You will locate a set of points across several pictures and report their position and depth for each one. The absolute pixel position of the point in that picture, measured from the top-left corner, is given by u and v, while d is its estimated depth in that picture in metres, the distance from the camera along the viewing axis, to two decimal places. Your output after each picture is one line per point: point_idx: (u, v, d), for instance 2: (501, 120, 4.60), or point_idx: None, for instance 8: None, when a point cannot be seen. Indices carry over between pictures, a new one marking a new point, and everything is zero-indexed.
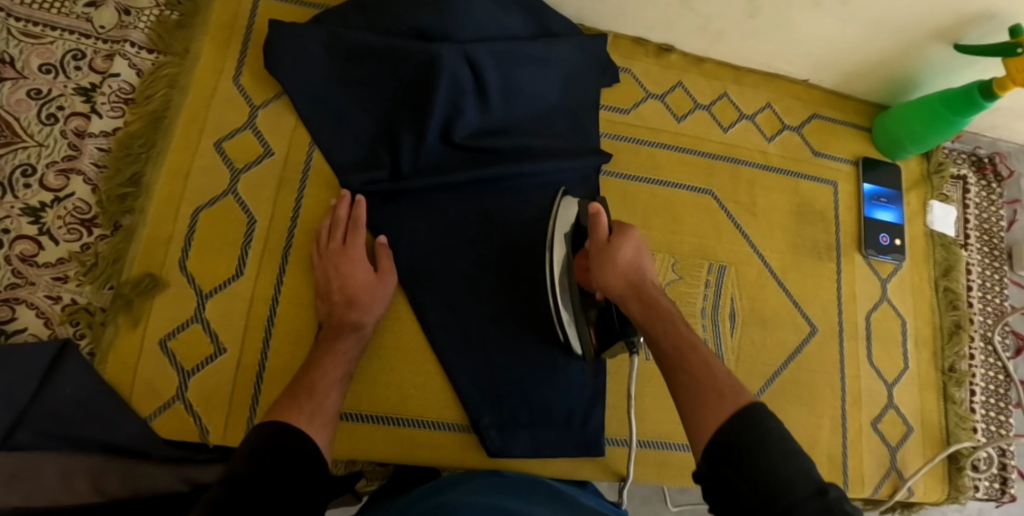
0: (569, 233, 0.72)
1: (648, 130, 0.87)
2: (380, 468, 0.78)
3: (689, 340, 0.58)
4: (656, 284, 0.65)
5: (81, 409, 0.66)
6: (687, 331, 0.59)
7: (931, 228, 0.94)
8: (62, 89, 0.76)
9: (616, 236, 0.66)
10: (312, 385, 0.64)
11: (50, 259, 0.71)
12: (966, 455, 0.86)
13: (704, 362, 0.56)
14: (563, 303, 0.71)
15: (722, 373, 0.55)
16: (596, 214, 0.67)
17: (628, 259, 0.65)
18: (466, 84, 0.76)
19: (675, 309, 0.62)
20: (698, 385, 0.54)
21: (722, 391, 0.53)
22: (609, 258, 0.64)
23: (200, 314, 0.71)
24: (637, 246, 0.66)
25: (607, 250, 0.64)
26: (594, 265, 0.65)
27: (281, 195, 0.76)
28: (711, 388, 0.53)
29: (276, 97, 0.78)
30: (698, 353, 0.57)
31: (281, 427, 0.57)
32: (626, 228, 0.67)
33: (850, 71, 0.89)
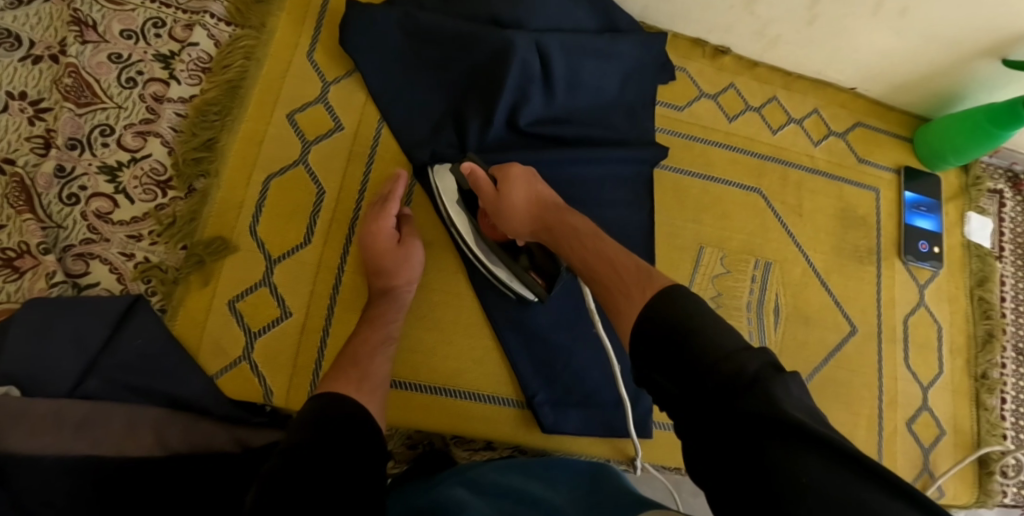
0: (464, 199, 0.75)
1: (703, 128, 0.90)
2: (409, 450, 0.78)
3: (596, 250, 0.62)
4: (560, 207, 0.68)
5: (152, 362, 0.67)
6: (591, 240, 0.63)
7: (968, 238, 0.97)
8: (141, 54, 0.78)
9: (501, 183, 0.69)
10: (356, 354, 0.65)
11: (125, 217, 0.73)
12: (996, 460, 0.88)
13: (611, 264, 0.60)
14: (494, 262, 0.74)
15: (630, 270, 0.58)
16: (474, 175, 0.70)
17: (521, 199, 0.68)
18: (534, 72, 0.79)
19: (580, 224, 0.65)
20: (612, 290, 0.58)
21: (635, 288, 0.56)
22: (503, 208, 0.68)
23: (268, 278, 0.73)
24: (524, 181, 0.69)
25: (499, 201, 0.68)
26: (499, 221, 0.70)
27: (349, 169, 0.78)
28: (624, 291, 0.56)
29: (348, 75, 0.81)
30: (605, 259, 0.61)
31: (330, 398, 0.59)
32: (507, 171, 0.69)
33: (898, 82, 0.92)
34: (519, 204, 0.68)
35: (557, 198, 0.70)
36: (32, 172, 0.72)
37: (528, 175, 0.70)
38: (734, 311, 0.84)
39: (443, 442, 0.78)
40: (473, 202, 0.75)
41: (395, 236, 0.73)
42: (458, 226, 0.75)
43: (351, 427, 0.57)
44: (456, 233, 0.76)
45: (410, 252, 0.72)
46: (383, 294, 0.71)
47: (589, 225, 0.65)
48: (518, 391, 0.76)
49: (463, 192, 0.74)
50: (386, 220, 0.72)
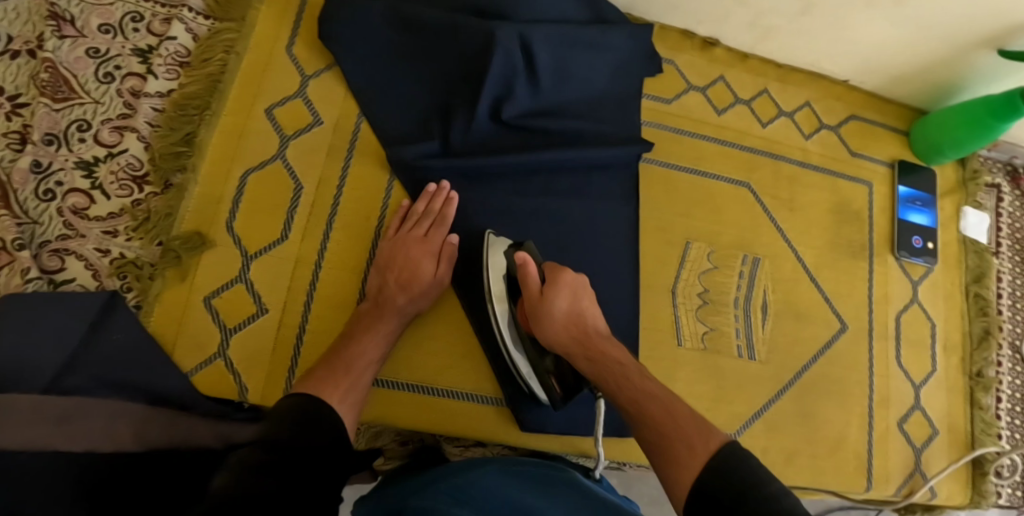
0: (511, 283, 0.73)
1: (693, 121, 0.87)
2: (400, 447, 0.77)
3: (641, 389, 0.62)
4: (602, 332, 0.68)
5: (126, 357, 0.67)
6: (638, 379, 0.63)
7: (964, 234, 0.94)
8: (119, 49, 0.78)
9: (548, 288, 0.68)
10: (350, 361, 0.67)
11: (101, 213, 0.73)
12: (990, 460, 0.86)
13: (666, 409, 0.60)
14: (519, 353, 0.72)
15: (685, 419, 0.58)
16: (523, 264, 0.69)
17: (564, 312, 0.67)
18: (518, 64, 0.77)
19: (625, 357, 0.65)
20: (665, 438, 0.57)
21: (695, 440, 0.56)
22: (547, 316, 0.67)
23: (244, 274, 0.72)
24: (571, 290, 0.68)
25: (541, 304, 0.67)
26: (535, 327, 0.68)
27: (329, 163, 0.77)
28: (680, 441, 0.56)
29: (328, 68, 0.79)
30: (655, 399, 0.61)
31: (308, 400, 0.61)
32: (558, 274, 0.69)
33: (894, 74, 0.89)
34: (559, 313, 0.67)
35: (598, 319, 0.69)
36: (7, 167, 0.71)
37: (579, 285, 0.70)
38: (721, 308, 0.82)
39: (433, 440, 0.78)
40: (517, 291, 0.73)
41: (432, 265, 0.73)
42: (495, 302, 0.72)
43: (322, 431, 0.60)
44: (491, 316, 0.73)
45: (437, 283, 0.73)
46: (384, 303, 0.70)
47: (631, 358, 0.65)
48: (498, 389, 0.74)
49: (509, 277, 0.72)
50: (426, 256, 0.72)
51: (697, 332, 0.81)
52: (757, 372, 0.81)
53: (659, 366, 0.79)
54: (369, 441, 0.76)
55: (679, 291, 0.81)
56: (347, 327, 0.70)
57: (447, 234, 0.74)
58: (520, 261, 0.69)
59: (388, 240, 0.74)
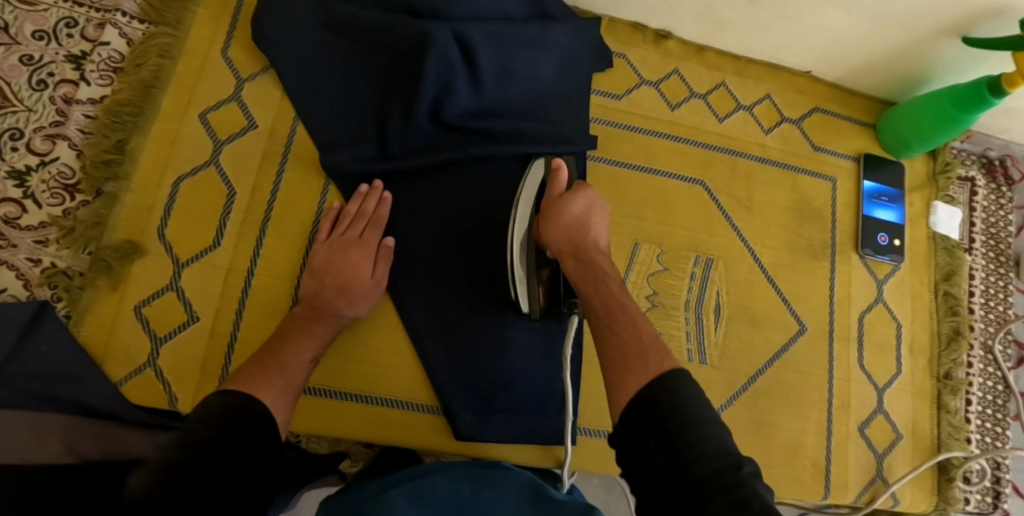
0: (538, 190, 0.74)
1: (643, 118, 0.84)
2: (364, 449, 0.80)
3: (620, 302, 0.62)
4: (604, 252, 0.68)
5: (54, 367, 0.65)
6: (620, 293, 0.63)
7: (934, 230, 0.90)
8: (53, 56, 0.77)
9: (570, 192, 0.69)
10: (284, 358, 0.64)
11: (33, 222, 0.72)
12: (957, 466, 0.83)
13: (635, 326, 0.60)
14: (519, 258, 0.70)
15: (648, 338, 0.58)
16: (557, 169, 0.71)
17: (575, 217, 0.68)
18: (456, 64, 0.74)
19: (615, 277, 0.65)
20: (625, 350, 0.57)
21: (650, 356, 0.56)
22: (560, 211, 0.67)
23: (176, 282, 0.71)
24: (589, 204, 0.69)
25: (558, 202, 0.68)
26: (542, 221, 0.68)
27: (263, 169, 0.75)
28: (638, 354, 0.56)
29: (264, 71, 0.78)
30: (628, 314, 0.61)
31: (237, 399, 0.58)
32: (582, 186, 0.70)
33: (857, 65, 0.85)
34: (569, 217, 0.67)
35: (604, 240, 0.70)
36: None
37: (600, 207, 0.70)
38: (671, 311, 0.79)
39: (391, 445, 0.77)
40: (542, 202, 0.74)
41: (368, 270, 0.70)
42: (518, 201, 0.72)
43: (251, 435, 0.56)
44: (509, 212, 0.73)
45: (374, 288, 0.70)
46: (317, 308, 0.68)
47: (621, 280, 0.65)
48: (434, 397, 0.73)
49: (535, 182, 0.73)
50: (362, 259, 0.70)
51: None
52: (709, 377, 0.79)
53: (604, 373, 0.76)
54: (331, 444, 0.80)
55: None
56: (282, 327, 0.68)
57: (383, 236, 0.72)
58: (555, 166, 0.71)
59: (322, 243, 0.72)
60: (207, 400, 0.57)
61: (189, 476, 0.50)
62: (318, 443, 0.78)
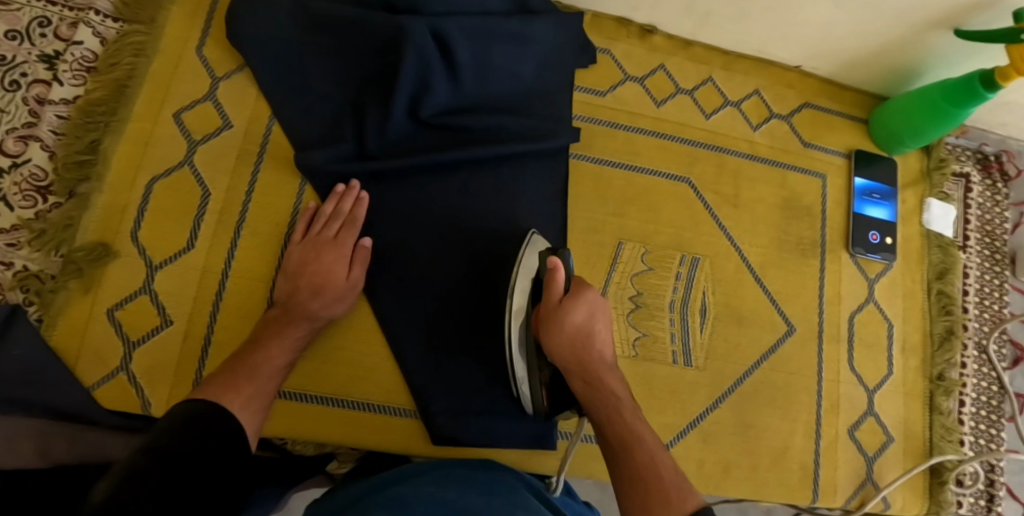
0: (534, 281, 0.69)
1: (627, 114, 0.83)
2: (355, 450, 0.76)
3: (630, 429, 0.59)
4: (610, 363, 0.64)
5: (27, 373, 0.64)
6: (631, 419, 0.60)
7: (927, 227, 0.88)
8: (26, 56, 0.75)
9: (569, 299, 0.64)
10: (257, 365, 0.62)
11: (4, 225, 0.71)
12: (949, 468, 0.82)
13: (649, 456, 0.57)
14: (520, 358, 0.67)
15: (668, 476, 0.56)
16: (554, 270, 0.65)
17: (578, 329, 0.63)
18: (432, 60, 0.73)
19: (625, 399, 0.62)
20: (643, 491, 0.55)
21: (672, 497, 0.54)
22: (562, 329, 0.63)
23: (149, 285, 0.70)
24: (591, 309, 0.64)
25: (557, 312, 0.63)
26: (543, 333, 0.64)
27: (238, 169, 0.74)
28: (658, 495, 0.54)
29: (239, 70, 0.76)
30: (643, 445, 0.58)
31: (204, 408, 0.55)
32: (582, 289, 0.65)
33: (848, 59, 0.83)
34: (571, 326, 0.63)
35: (608, 346, 0.66)
36: None
37: (601, 307, 0.66)
38: (656, 313, 0.78)
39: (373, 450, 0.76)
40: (538, 293, 0.69)
41: (343, 272, 0.69)
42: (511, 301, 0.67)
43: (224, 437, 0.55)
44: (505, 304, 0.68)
45: (349, 290, 0.69)
46: (290, 311, 0.67)
47: (631, 398, 0.63)
48: (410, 400, 0.72)
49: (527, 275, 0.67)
50: (337, 261, 0.69)
51: (629, 337, 0.77)
52: (693, 379, 0.77)
53: None
54: (318, 448, 0.75)
55: (610, 295, 0.77)
56: (256, 332, 0.66)
57: (360, 236, 0.71)
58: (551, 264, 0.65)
59: (297, 244, 0.71)
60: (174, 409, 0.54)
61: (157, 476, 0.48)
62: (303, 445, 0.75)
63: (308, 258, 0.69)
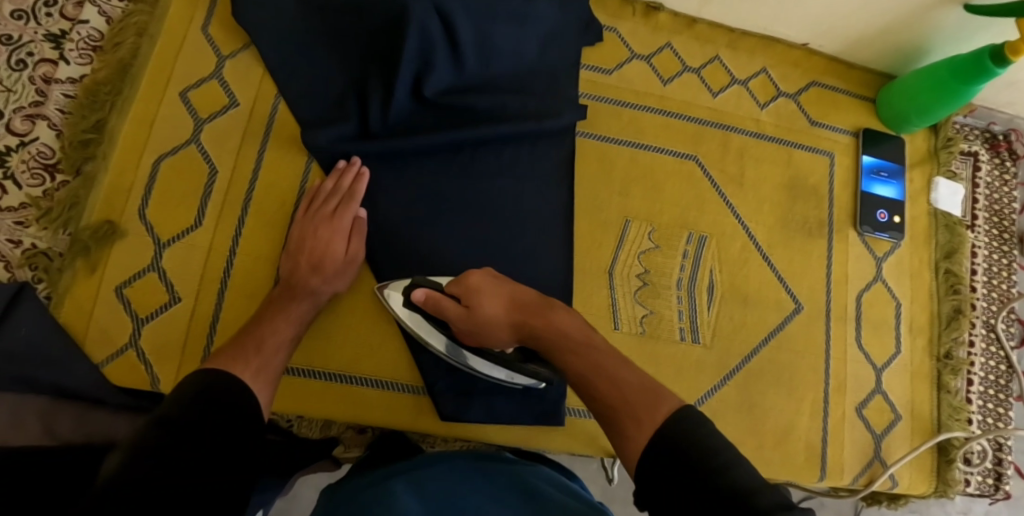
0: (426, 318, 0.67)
1: (633, 92, 0.82)
2: (358, 434, 0.80)
3: (593, 362, 0.56)
4: (545, 305, 0.62)
5: (31, 350, 0.64)
6: (590, 354, 0.56)
7: (935, 207, 0.88)
8: (32, 35, 0.75)
9: (470, 300, 0.62)
10: (262, 338, 0.63)
11: (12, 203, 0.71)
12: (957, 447, 0.82)
13: (613, 380, 0.54)
14: (490, 368, 0.68)
15: (630, 389, 0.52)
16: (437, 302, 0.62)
17: (498, 311, 0.61)
18: (436, 37, 0.73)
19: (569, 330, 0.59)
20: (616, 406, 0.52)
21: (640, 410, 0.50)
22: (479, 325, 0.61)
23: (157, 263, 0.70)
24: (490, 288, 0.62)
25: (472, 318, 0.61)
26: (481, 338, 0.63)
27: (244, 148, 0.74)
28: (628, 412, 0.50)
29: (244, 48, 0.76)
30: (600, 371, 0.55)
31: (216, 376, 0.56)
32: (471, 284, 0.63)
33: (855, 37, 0.82)
34: (495, 315, 0.61)
35: (530, 295, 0.63)
36: None
37: (493, 280, 0.64)
38: (663, 291, 0.78)
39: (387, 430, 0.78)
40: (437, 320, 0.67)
41: (342, 246, 0.69)
42: (435, 348, 0.68)
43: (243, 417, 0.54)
44: (435, 351, 0.69)
45: (351, 262, 0.69)
46: (289, 287, 0.66)
47: (578, 327, 0.59)
48: (417, 377, 0.72)
49: (421, 315, 0.66)
50: (336, 235, 0.68)
51: (636, 315, 0.77)
52: (700, 357, 0.77)
53: None
54: (322, 431, 0.77)
55: (616, 273, 0.77)
56: (260, 308, 0.66)
57: (359, 210, 0.70)
58: (420, 298, 0.63)
59: (298, 221, 0.70)
60: (187, 381, 0.54)
61: (164, 462, 0.46)
62: (308, 429, 0.76)
63: (307, 235, 0.69)
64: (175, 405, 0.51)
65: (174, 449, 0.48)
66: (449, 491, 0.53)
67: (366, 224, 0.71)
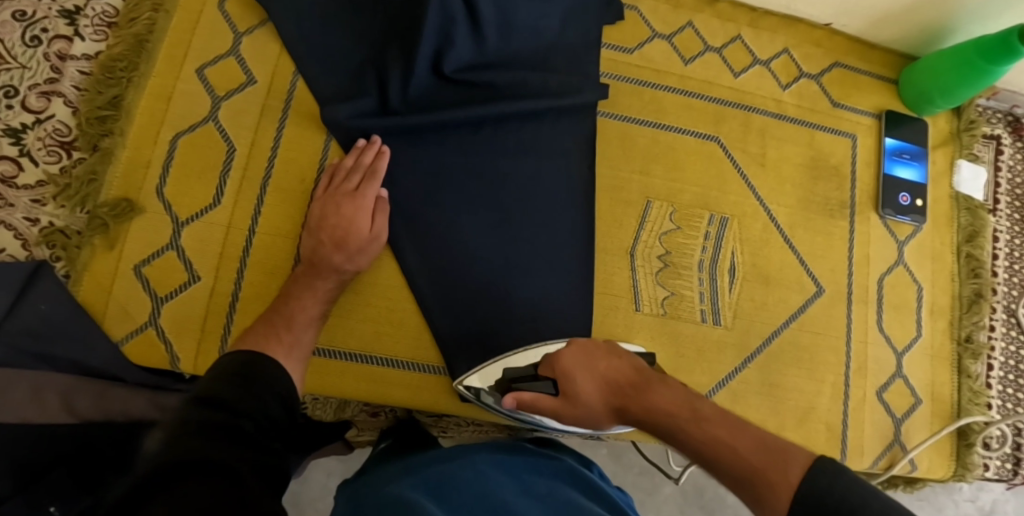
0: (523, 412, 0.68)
1: (653, 71, 0.81)
2: (371, 418, 0.78)
3: (708, 434, 0.50)
4: (642, 384, 0.57)
5: (52, 327, 0.63)
6: (704, 429, 0.51)
7: (957, 190, 0.87)
8: (46, 11, 0.73)
9: (564, 386, 0.60)
10: (291, 316, 0.63)
11: (29, 181, 0.70)
12: (977, 431, 0.81)
13: (734, 450, 0.48)
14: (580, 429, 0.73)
15: (755, 452, 0.47)
16: (533, 397, 0.61)
17: (594, 393, 0.59)
18: (457, 13, 0.71)
19: (670, 407, 0.53)
20: (743, 469, 0.46)
21: (769, 472, 0.44)
22: (579, 412, 0.60)
23: (176, 241, 0.70)
24: (583, 369, 0.61)
25: (569, 407, 0.60)
26: (586, 421, 0.61)
27: (262, 125, 0.73)
28: (758, 477, 0.45)
29: (261, 25, 0.75)
30: (716, 442, 0.49)
31: (250, 354, 0.56)
32: (563, 369, 0.61)
33: (879, 17, 0.81)
34: (591, 400, 0.59)
35: (626, 371, 0.60)
36: None
37: (584, 356, 0.62)
38: (684, 271, 0.77)
39: (406, 412, 0.78)
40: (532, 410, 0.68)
41: (364, 225, 0.68)
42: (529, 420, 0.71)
43: (269, 393, 0.54)
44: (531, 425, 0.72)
45: (375, 241, 0.68)
46: (311, 265, 0.66)
47: (682, 401, 0.54)
48: (439, 357, 0.71)
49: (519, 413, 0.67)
50: (358, 216, 0.68)
51: (657, 296, 0.76)
52: (721, 338, 0.77)
53: (614, 333, 0.75)
54: (336, 413, 0.76)
55: (637, 253, 0.77)
56: (284, 286, 0.67)
57: (380, 188, 0.70)
58: (512, 405, 0.61)
59: (319, 199, 0.70)
60: (225, 360, 0.55)
61: (202, 439, 0.44)
62: (322, 413, 0.75)
63: (328, 213, 0.68)
64: (222, 382, 0.52)
65: (220, 422, 0.47)
66: (490, 487, 0.52)
67: (388, 205, 0.71)
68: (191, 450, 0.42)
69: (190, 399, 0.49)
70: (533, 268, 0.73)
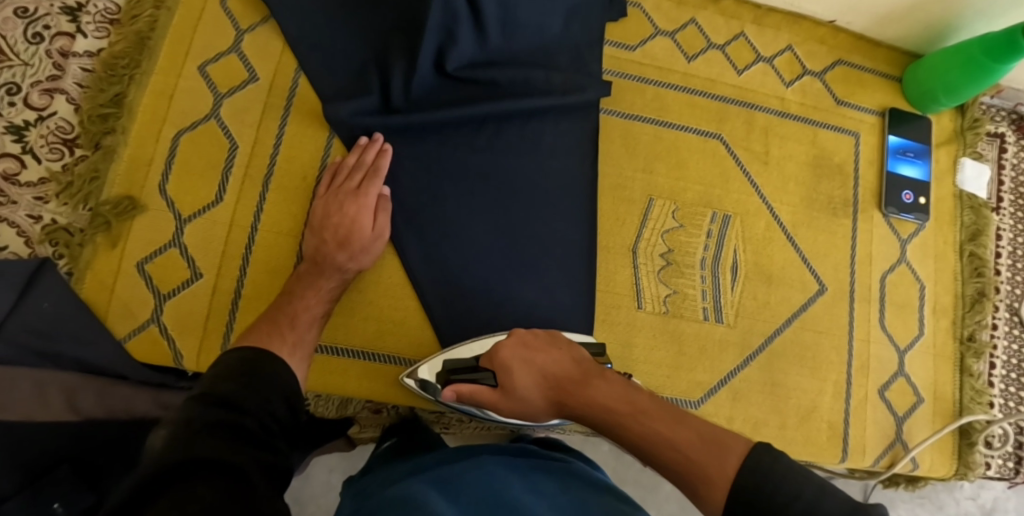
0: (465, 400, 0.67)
1: (657, 68, 0.81)
2: (374, 415, 0.78)
3: (645, 427, 0.51)
4: (579, 379, 0.57)
5: (56, 325, 0.63)
6: (639, 423, 0.52)
7: (960, 188, 0.87)
8: (48, 8, 0.73)
9: (503, 378, 0.61)
10: (294, 314, 0.63)
11: (32, 179, 0.70)
12: (979, 430, 0.81)
13: (671, 443, 0.49)
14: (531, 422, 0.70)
15: (692, 443, 0.48)
16: (473, 388, 0.62)
17: (532, 387, 0.60)
18: (459, 10, 0.71)
19: (607, 402, 0.54)
20: (683, 463, 0.47)
21: (705, 465, 0.45)
22: (517, 405, 0.61)
23: (178, 238, 0.70)
24: (522, 362, 0.61)
25: (509, 399, 0.61)
26: (524, 412, 0.62)
27: (264, 123, 0.73)
28: (695, 471, 0.46)
29: (263, 22, 0.75)
30: (652, 435, 0.50)
31: (253, 352, 0.56)
32: (502, 360, 0.61)
33: (883, 14, 0.80)
34: (529, 392, 0.60)
35: (564, 363, 0.60)
36: None
37: (523, 348, 0.62)
38: (686, 270, 0.77)
39: (408, 409, 0.78)
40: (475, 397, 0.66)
41: (366, 224, 0.68)
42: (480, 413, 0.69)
43: (273, 392, 0.54)
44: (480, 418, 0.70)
45: (377, 240, 0.68)
46: (313, 264, 0.66)
47: (619, 396, 0.55)
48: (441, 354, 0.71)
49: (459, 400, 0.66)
50: (360, 215, 0.68)
51: (660, 295, 0.76)
52: (723, 336, 0.77)
53: (616, 331, 0.75)
54: (339, 410, 0.76)
55: (640, 252, 0.77)
56: (288, 284, 0.67)
57: (382, 187, 0.70)
58: (451, 397, 0.63)
59: (321, 197, 0.70)
60: (226, 358, 0.55)
61: (208, 438, 0.44)
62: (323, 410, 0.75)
63: (330, 212, 0.68)
64: (224, 379, 0.52)
65: (222, 418, 0.47)
66: (494, 483, 0.53)
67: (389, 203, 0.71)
68: (197, 448, 0.43)
69: (193, 396, 0.50)
70: (535, 266, 0.73)
